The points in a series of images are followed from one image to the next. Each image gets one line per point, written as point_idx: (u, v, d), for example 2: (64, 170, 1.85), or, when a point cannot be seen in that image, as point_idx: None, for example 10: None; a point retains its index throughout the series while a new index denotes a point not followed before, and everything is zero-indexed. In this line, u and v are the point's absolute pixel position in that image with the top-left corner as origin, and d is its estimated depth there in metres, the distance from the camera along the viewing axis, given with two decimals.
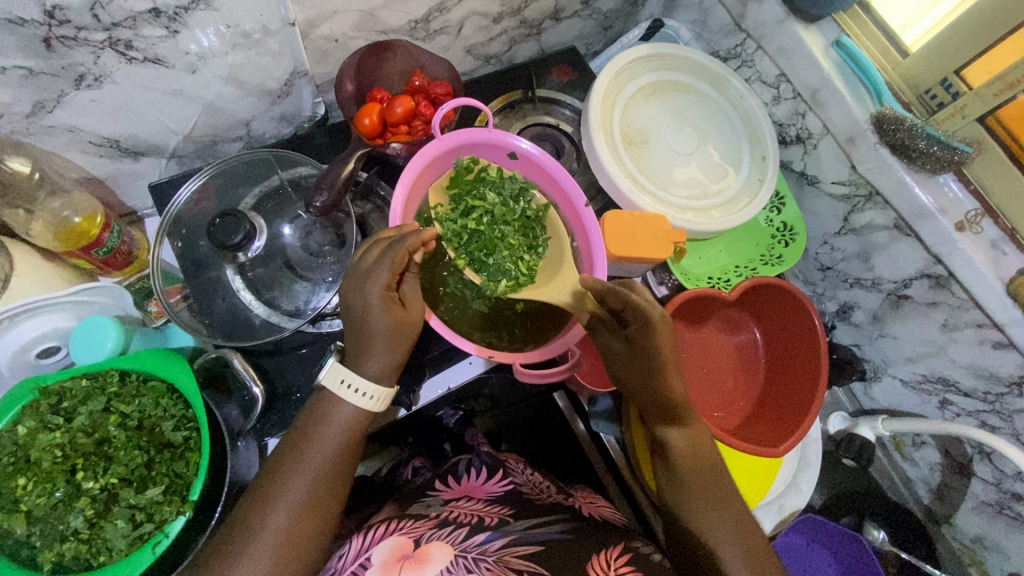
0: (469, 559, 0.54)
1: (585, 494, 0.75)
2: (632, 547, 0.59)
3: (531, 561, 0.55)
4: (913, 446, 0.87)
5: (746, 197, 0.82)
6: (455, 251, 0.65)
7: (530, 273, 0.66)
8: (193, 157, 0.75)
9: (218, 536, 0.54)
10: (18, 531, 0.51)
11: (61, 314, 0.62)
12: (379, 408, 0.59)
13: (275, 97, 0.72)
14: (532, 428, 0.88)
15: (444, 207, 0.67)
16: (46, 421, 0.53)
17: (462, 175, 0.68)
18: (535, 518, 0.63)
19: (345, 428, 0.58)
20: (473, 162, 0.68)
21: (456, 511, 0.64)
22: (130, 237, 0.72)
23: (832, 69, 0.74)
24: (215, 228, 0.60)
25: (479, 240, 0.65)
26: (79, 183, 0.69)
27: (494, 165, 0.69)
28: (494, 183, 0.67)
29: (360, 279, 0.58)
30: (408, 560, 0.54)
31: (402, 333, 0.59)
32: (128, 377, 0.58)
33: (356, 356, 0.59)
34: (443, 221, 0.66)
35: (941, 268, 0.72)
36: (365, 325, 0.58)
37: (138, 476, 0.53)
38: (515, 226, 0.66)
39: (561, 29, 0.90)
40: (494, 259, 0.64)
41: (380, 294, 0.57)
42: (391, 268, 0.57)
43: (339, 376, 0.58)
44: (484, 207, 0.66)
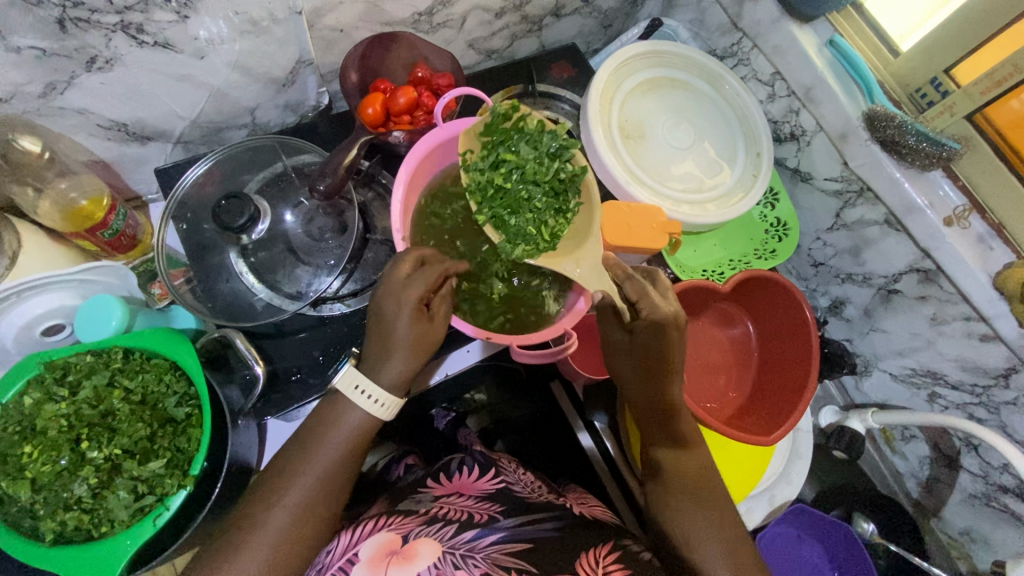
0: (457, 555, 0.56)
1: (578, 496, 0.75)
2: (621, 545, 0.61)
3: (521, 558, 0.57)
4: (902, 439, 0.88)
5: (740, 192, 0.84)
6: (478, 205, 0.65)
7: (553, 240, 0.65)
8: (200, 143, 0.76)
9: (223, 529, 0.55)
10: (21, 500, 0.52)
11: (67, 292, 0.63)
12: (387, 416, 0.60)
13: (280, 86, 0.74)
14: (530, 428, 0.91)
15: (475, 154, 0.66)
16: (52, 393, 0.54)
17: (498, 121, 0.65)
18: (527, 514, 0.64)
19: (355, 431, 0.59)
20: (511, 110, 0.66)
21: (446, 507, 0.65)
22: (134, 221, 0.73)
23: (825, 68, 0.76)
24: (221, 210, 0.61)
25: (504, 197, 0.65)
26: (87, 165, 0.70)
27: (535, 115, 0.67)
28: (530, 136, 0.65)
29: (397, 289, 0.59)
30: (396, 556, 0.56)
31: (423, 344, 0.60)
32: (132, 354, 0.58)
33: (373, 361, 0.60)
34: (470, 169, 0.65)
35: (929, 263, 0.73)
36: (390, 331, 0.59)
37: (141, 449, 0.55)
38: (546, 188, 0.65)
39: (562, 26, 0.91)
40: (516, 221, 0.64)
41: (413, 303, 0.59)
42: (427, 283, 0.59)
43: (354, 381, 0.59)
44: (516, 162, 0.64)
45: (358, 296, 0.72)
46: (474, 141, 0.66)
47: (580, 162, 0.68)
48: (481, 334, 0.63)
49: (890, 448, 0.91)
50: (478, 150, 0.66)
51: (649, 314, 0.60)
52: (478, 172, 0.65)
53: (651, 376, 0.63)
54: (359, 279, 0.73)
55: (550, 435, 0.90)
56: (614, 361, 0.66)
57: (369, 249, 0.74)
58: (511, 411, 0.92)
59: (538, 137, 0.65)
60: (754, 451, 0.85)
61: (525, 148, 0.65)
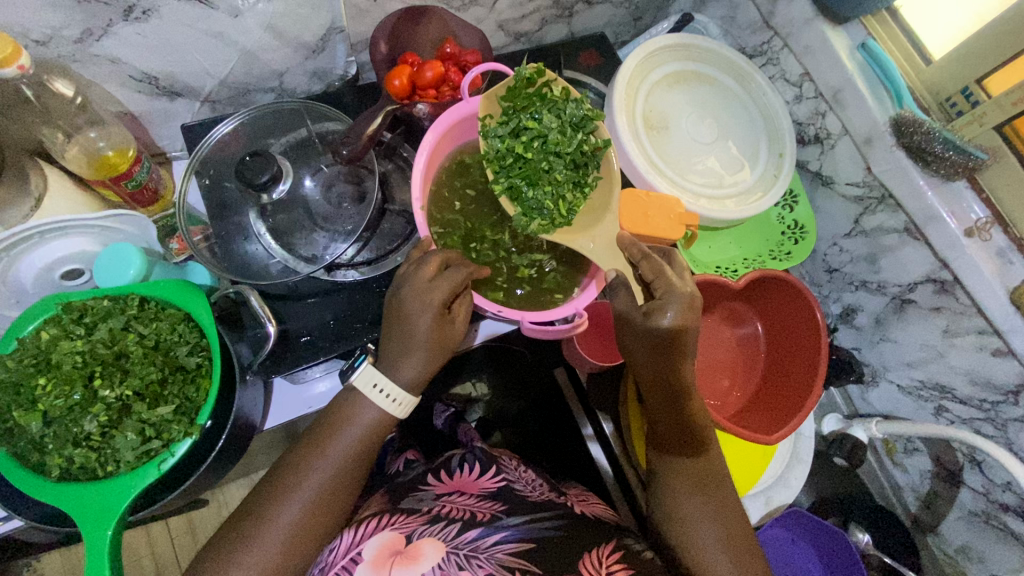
0: (461, 556, 0.57)
1: (577, 493, 0.76)
2: (624, 543, 0.62)
3: (524, 559, 0.58)
4: (904, 452, 0.88)
5: (759, 191, 0.83)
6: (494, 173, 0.66)
7: (569, 214, 0.66)
8: (226, 103, 0.77)
9: (235, 519, 0.57)
10: (31, 432, 0.52)
11: (88, 238, 0.64)
12: (401, 413, 0.62)
13: (310, 51, 0.75)
14: (529, 420, 0.94)
15: (494, 120, 0.67)
16: (69, 331, 0.55)
17: (522, 86, 0.65)
18: (529, 512, 0.64)
19: (368, 429, 0.60)
20: (536, 75, 0.65)
21: (448, 506, 0.66)
22: (157, 175, 0.74)
23: (855, 70, 0.76)
24: (245, 166, 0.62)
25: (523, 166, 0.65)
26: (116, 117, 0.71)
27: (561, 82, 0.67)
28: (553, 105, 0.65)
29: (422, 291, 0.60)
30: (399, 556, 0.58)
31: (440, 344, 0.61)
32: (148, 303, 0.59)
33: (391, 359, 0.61)
34: (489, 136, 0.65)
35: (947, 273, 0.73)
36: (410, 331, 0.60)
37: (151, 393, 0.55)
38: (565, 159, 0.66)
39: (593, 14, 0.92)
40: (533, 193, 0.65)
41: (438, 306, 0.59)
42: (450, 287, 0.60)
43: (372, 380, 0.61)
44: (538, 130, 0.64)
45: (371, 265, 0.73)
46: (496, 106, 0.67)
47: (603, 135, 0.68)
48: (498, 310, 0.64)
49: (891, 460, 0.91)
50: (498, 116, 0.67)
51: (665, 292, 0.61)
52: (498, 139, 0.65)
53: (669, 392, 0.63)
54: (373, 249, 0.73)
55: (552, 427, 0.93)
56: (625, 339, 0.64)
57: (386, 220, 0.74)
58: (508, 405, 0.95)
59: (561, 106, 0.66)
60: (755, 450, 0.85)
61: (548, 116, 0.65)
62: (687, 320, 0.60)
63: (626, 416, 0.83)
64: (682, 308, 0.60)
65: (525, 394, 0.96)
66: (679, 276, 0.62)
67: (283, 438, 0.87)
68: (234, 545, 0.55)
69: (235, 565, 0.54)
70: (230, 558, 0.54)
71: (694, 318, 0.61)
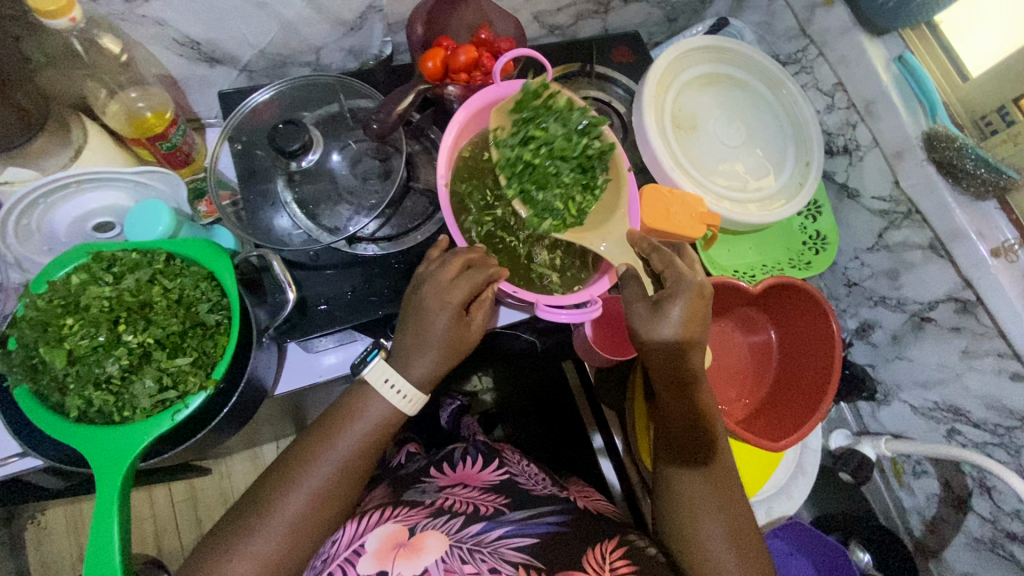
0: (464, 550, 0.57)
1: (579, 487, 0.76)
2: (627, 539, 0.62)
3: (526, 553, 0.58)
4: (912, 474, 0.87)
5: (783, 198, 0.83)
6: (507, 180, 0.67)
7: (580, 216, 0.67)
8: (263, 74, 0.79)
9: (245, 502, 0.58)
10: (55, 370, 0.54)
11: (123, 192, 0.66)
12: (411, 411, 0.63)
13: (348, 28, 0.76)
14: (529, 416, 0.99)
15: (505, 131, 0.68)
16: (98, 277, 0.57)
17: (529, 99, 0.66)
18: (530, 508, 0.65)
19: (377, 424, 0.61)
20: (542, 88, 0.66)
21: (451, 498, 0.66)
22: (191, 140, 0.76)
23: (890, 82, 0.75)
24: (277, 133, 0.64)
25: (533, 173, 0.66)
26: (158, 79, 0.73)
27: (565, 94, 0.68)
28: (560, 113, 0.66)
29: (441, 288, 0.61)
30: (403, 548, 0.58)
31: (455, 346, 0.63)
32: (174, 259, 0.61)
33: (403, 358, 0.62)
34: (501, 146, 0.66)
35: (970, 293, 0.72)
36: (426, 330, 0.62)
37: (171, 343, 0.57)
38: (574, 163, 0.67)
39: (628, 12, 0.92)
40: (545, 196, 0.66)
41: (455, 307, 0.61)
42: (469, 291, 0.61)
43: (383, 375, 0.61)
44: (544, 139, 0.66)
45: (391, 241, 0.73)
46: (506, 117, 0.68)
47: (608, 139, 0.69)
48: (514, 290, 0.64)
49: (898, 481, 0.89)
50: (508, 128, 0.68)
51: (673, 282, 0.61)
52: (509, 148, 0.66)
53: (685, 411, 0.63)
54: (395, 225, 0.74)
55: (552, 425, 0.97)
56: (638, 338, 0.62)
57: (409, 198, 0.75)
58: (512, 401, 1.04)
59: (567, 115, 0.67)
60: (763, 456, 0.84)
61: (555, 125, 0.66)
62: (689, 322, 0.60)
63: (631, 411, 0.83)
64: (694, 297, 0.60)
65: (529, 391, 1.01)
66: (689, 268, 0.63)
67: (289, 410, 0.88)
68: (248, 524, 0.56)
69: (240, 552, 0.55)
70: (242, 536, 0.55)
71: (702, 308, 0.61)
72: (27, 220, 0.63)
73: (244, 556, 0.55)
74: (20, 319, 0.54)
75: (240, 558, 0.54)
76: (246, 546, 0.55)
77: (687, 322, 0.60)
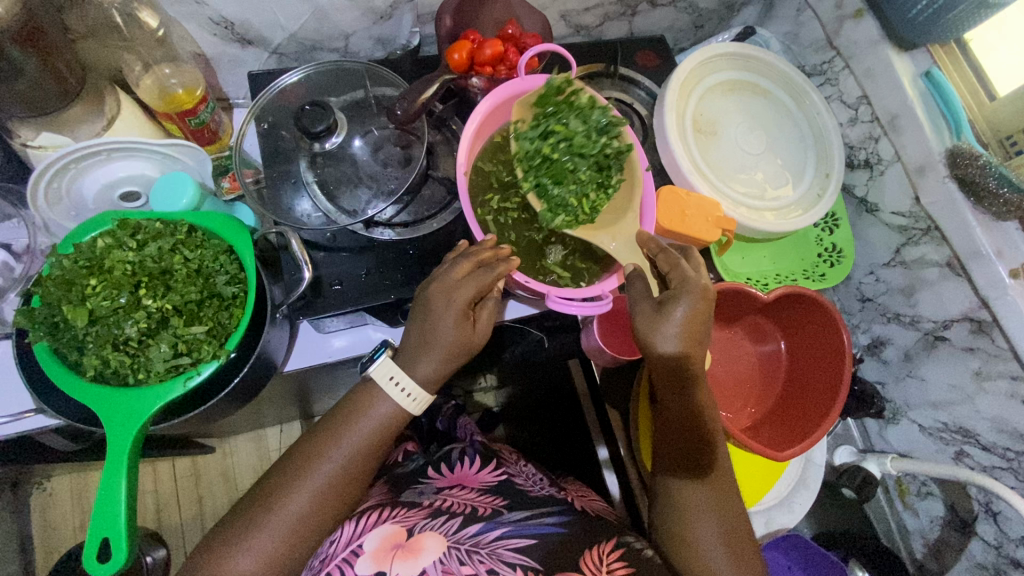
0: (463, 551, 0.58)
1: (576, 488, 0.76)
2: (625, 542, 0.62)
3: (524, 556, 0.59)
4: (917, 495, 0.86)
5: (799, 208, 0.83)
6: (524, 172, 0.67)
7: (592, 213, 0.67)
8: (292, 58, 0.81)
9: (254, 494, 0.60)
10: (75, 329, 0.55)
11: (151, 163, 0.68)
12: (416, 410, 0.64)
13: (379, 17, 0.78)
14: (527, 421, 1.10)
15: (526, 125, 0.69)
16: (122, 243, 0.58)
17: (552, 94, 0.67)
18: (528, 509, 0.65)
19: (383, 422, 0.62)
20: (566, 83, 0.67)
21: (449, 500, 0.67)
22: (219, 118, 0.77)
23: (916, 98, 0.75)
24: (303, 113, 0.65)
25: (550, 166, 0.66)
26: (191, 57, 0.75)
27: (588, 91, 0.69)
28: (581, 111, 0.67)
29: (449, 287, 0.62)
30: (401, 550, 0.59)
31: (462, 348, 0.63)
32: (195, 231, 0.62)
33: (408, 357, 0.63)
34: (521, 138, 0.67)
35: (986, 313, 0.71)
36: (434, 330, 0.62)
37: (188, 312, 0.58)
38: (590, 160, 0.67)
39: (654, 16, 0.93)
40: (560, 191, 0.66)
41: (462, 306, 0.62)
42: (477, 290, 0.62)
43: (389, 372, 0.63)
44: (564, 134, 0.66)
45: (408, 227, 0.74)
46: (528, 112, 0.69)
47: (626, 139, 0.69)
48: (525, 280, 0.65)
49: (902, 501, 0.88)
50: (530, 122, 0.69)
51: (678, 284, 0.61)
52: (528, 140, 0.67)
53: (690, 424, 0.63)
54: (412, 212, 0.75)
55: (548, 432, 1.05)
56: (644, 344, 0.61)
57: (428, 186, 0.76)
58: (518, 404, 1.12)
59: (588, 113, 0.68)
60: (765, 465, 0.84)
61: (575, 121, 0.67)
62: (692, 324, 0.60)
63: (634, 414, 0.82)
64: (696, 300, 0.60)
65: (528, 399, 1.11)
66: (693, 269, 0.62)
67: (295, 391, 0.89)
68: (256, 515, 0.57)
69: (245, 547, 0.56)
70: (249, 527, 0.57)
71: (704, 310, 0.61)
72: (58, 184, 0.65)
73: (247, 552, 0.56)
74: (45, 277, 0.56)
75: (243, 553, 0.56)
76: (252, 538, 0.56)
77: (688, 342, 0.60)
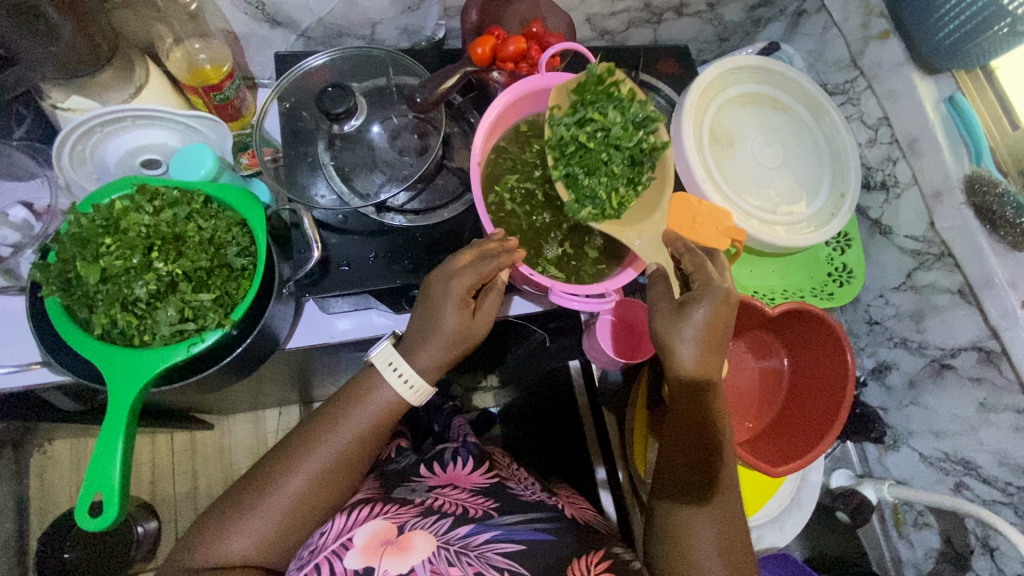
0: (452, 552, 0.57)
1: (568, 495, 0.76)
2: (613, 553, 0.62)
3: (512, 560, 0.58)
4: (913, 525, 0.84)
5: (811, 225, 0.82)
6: (555, 160, 0.67)
7: (619, 208, 0.68)
8: (319, 42, 0.82)
9: (252, 474, 0.61)
10: (88, 285, 0.56)
11: (173, 133, 0.69)
12: (414, 400, 0.63)
13: (406, 7, 0.79)
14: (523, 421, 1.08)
15: (561, 111, 0.68)
16: (139, 206, 0.59)
17: (593, 83, 0.67)
18: (517, 513, 0.64)
19: (382, 411, 0.63)
20: (607, 74, 0.67)
21: (440, 499, 0.66)
22: (243, 96, 0.79)
23: (937, 121, 0.75)
24: (325, 95, 0.66)
25: (584, 156, 0.67)
26: (222, 34, 0.77)
27: (628, 83, 0.69)
28: (620, 102, 0.68)
29: (449, 274, 0.63)
30: (391, 546, 0.57)
31: (461, 339, 0.63)
32: (211, 202, 0.63)
33: (411, 346, 0.64)
34: (556, 123, 0.67)
35: (994, 343, 0.70)
36: (437, 321, 0.63)
37: (197, 279, 0.59)
38: (624, 154, 0.67)
39: (680, 25, 0.93)
40: (590, 181, 0.66)
41: (459, 294, 0.62)
42: (476, 277, 0.62)
43: (388, 359, 0.63)
44: (601, 123, 0.67)
45: (419, 215, 0.75)
46: (564, 98, 0.68)
47: (662, 136, 0.69)
48: (530, 273, 0.64)
49: (898, 531, 0.87)
50: (565, 107, 0.68)
51: (703, 284, 0.61)
52: (563, 127, 0.66)
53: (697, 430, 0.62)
54: (423, 200, 0.76)
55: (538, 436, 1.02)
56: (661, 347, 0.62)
57: (441, 175, 0.77)
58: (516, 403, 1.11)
59: (626, 106, 0.68)
60: (759, 478, 0.83)
61: (614, 112, 0.67)
62: (711, 326, 0.60)
63: (631, 419, 0.83)
64: (719, 302, 0.60)
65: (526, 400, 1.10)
66: (719, 274, 0.62)
67: (296, 372, 0.90)
68: (252, 496, 0.59)
69: (239, 527, 0.57)
70: (245, 508, 0.58)
71: (725, 315, 0.61)
72: (83, 146, 0.66)
73: (240, 532, 0.57)
74: (63, 234, 0.57)
75: (235, 534, 0.57)
76: (247, 519, 0.57)
77: (702, 355, 0.61)
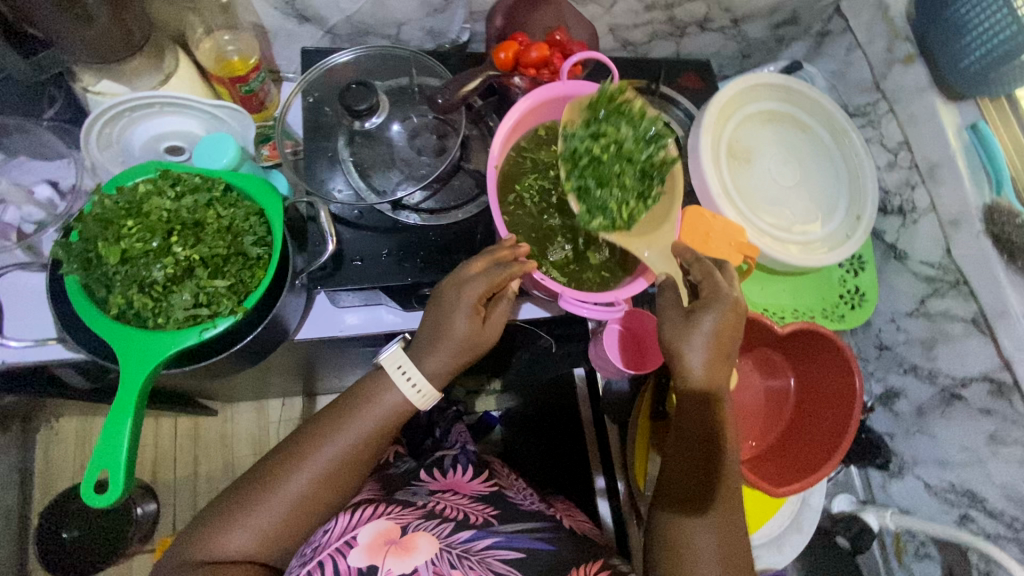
0: (454, 555, 0.57)
1: (565, 507, 0.76)
2: (610, 565, 0.62)
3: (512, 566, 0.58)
4: (914, 555, 0.83)
5: (825, 246, 0.82)
6: (567, 171, 0.67)
7: (629, 221, 0.67)
8: (345, 39, 0.84)
9: (258, 467, 0.62)
10: (107, 266, 0.58)
11: (198, 121, 0.70)
12: (422, 405, 0.64)
13: (433, 10, 0.81)
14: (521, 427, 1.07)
15: (575, 123, 0.68)
16: (162, 192, 0.61)
17: (606, 100, 0.68)
18: (517, 521, 0.65)
19: (390, 413, 0.63)
20: (618, 92, 0.68)
21: (441, 503, 0.66)
22: (269, 90, 0.80)
23: (959, 148, 0.74)
24: (349, 92, 0.67)
25: (596, 168, 0.66)
26: (251, 27, 0.78)
27: (640, 100, 0.69)
28: (632, 119, 0.68)
29: (463, 281, 0.64)
30: (394, 546, 0.57)
31: (470, 345, 0.64)
32: (231, 191, 0.64)
33: (420, 348, 0.64)
34: (571, 135, 0.67)
35: (1007, 375, 0.69)
36: (448, 324, 0.63)
37: (213, 265, 0.60)
38: (633, 168, 0.67)
39: (703, 40, 0.93)
40: (601, 194, 0.66)
41: (471, 303, 0.63)
42: (489, 285, 0.62)
43: (397, 362, 0.64)
44: (613, 139, 0.67)
45: (433, 215, 0.76)
46: (579, 112, 0.69)
47: (671, 152, 0.70)
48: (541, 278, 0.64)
49: (898, 560, 0.85)
50: (578, 121, 0.68)
51: (710, 293, 0.61)
52: (578, 139, 0.66)
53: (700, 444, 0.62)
54: (440, 199, 0.76)
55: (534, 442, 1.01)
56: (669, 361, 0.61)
57: (457, 176, 0.77)
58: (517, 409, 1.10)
59: (638, 122, 0.68)
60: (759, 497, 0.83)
61: (626, 127, 0.67)
62: (719, 339, 0.60)
63: (632, 429, 0.83)
64: (728, 312, 0.60)
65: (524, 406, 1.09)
66: (728, 283, 0.63)
67: (302, 363, 0.90)
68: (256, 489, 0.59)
69: (242, 521, 0.57)
70: (248, 502, 0.58)
71: (730, 326, 0.61)
72: (111, 129, 0.68)
73: (242, 526, 0.57)
74: (86, 214, 0.59)
75: (238, 527, 0.57)
76: (251, 514, 0.58)
77: (711, 363, 0.60)
